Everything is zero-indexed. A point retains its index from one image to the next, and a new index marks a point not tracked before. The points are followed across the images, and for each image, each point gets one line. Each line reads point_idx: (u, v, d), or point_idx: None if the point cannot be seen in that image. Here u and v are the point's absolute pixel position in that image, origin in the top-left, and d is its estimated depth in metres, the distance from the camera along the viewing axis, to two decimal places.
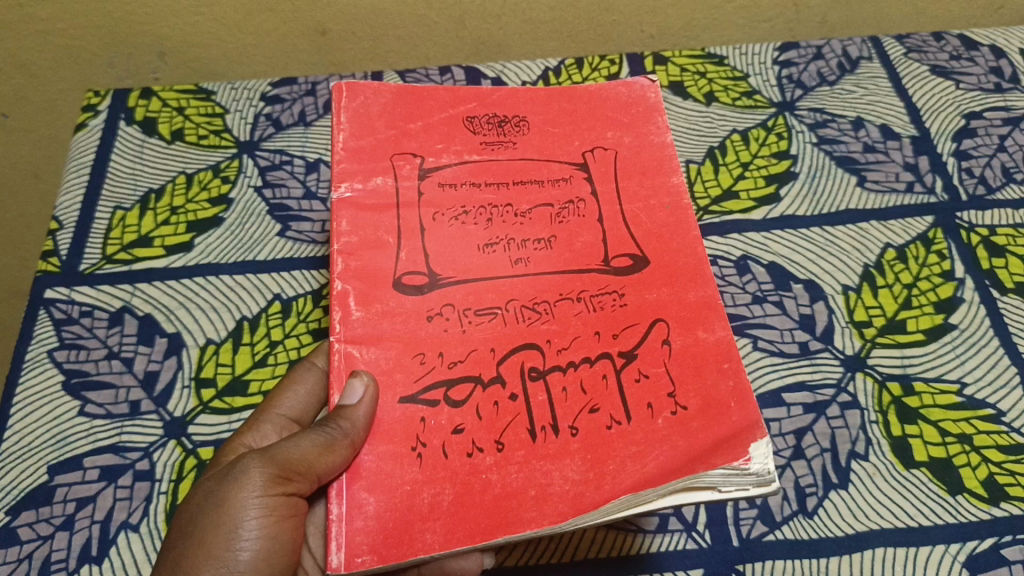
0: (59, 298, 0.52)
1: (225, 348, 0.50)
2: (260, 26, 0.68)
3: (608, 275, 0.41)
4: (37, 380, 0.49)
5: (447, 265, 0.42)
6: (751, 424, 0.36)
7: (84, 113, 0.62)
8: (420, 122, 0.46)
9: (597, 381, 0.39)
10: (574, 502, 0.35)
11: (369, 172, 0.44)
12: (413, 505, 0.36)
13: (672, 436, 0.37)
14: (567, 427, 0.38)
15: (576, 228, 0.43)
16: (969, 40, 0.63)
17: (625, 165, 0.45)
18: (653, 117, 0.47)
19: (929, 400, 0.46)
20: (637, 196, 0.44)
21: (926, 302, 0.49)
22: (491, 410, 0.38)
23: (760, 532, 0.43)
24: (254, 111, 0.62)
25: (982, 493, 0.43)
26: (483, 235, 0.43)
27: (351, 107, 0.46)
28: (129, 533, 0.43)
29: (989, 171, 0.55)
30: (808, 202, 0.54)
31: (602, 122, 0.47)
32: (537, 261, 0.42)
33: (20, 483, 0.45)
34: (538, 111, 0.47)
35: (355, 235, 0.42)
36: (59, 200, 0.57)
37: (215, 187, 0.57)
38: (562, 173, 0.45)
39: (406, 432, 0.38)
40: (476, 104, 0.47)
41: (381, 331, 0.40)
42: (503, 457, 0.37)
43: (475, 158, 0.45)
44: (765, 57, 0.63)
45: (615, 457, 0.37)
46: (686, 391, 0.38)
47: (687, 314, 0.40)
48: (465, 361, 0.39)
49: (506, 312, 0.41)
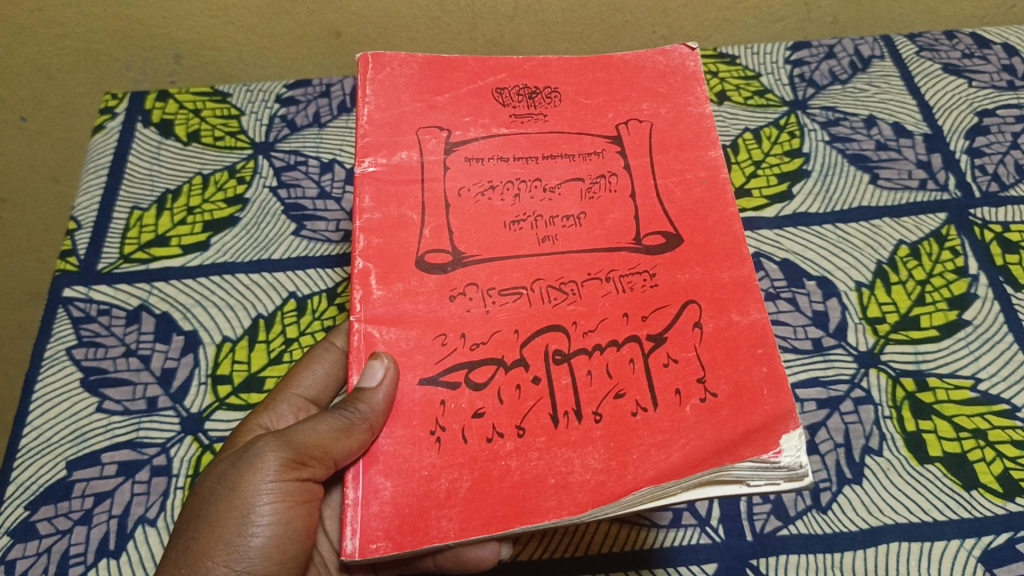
0: (77, 297, 0.53)
1: (241, 345, 0.50)
2: (276, 28, 0.68)
3: (639, 253, 0.41)
4: (56, 377, 0.49)
5: (472, 242, 0.42)
6: (783, 414, 0.36)
7: (102, 114, 0.63)
8: (448, 94, 0.46)
9: (623, 365, 0.39)
10: (592, 492, 0.36)
11: (393, 146, 0.44)
12: (431, 491, 0.36)
13: (700, 425, 0.37)
14: (590, 412, 0.38)
15: (608, 202, 0.43)
16: (981, 38, 0.63)
17: (661, 137, 0.45)
18: (693, 87, 0.46)
19: (944, 395, 0.46)
20: (673, 170, 0.44)
21: (939, 298, 0.49)
22: (513, 393, 0.38)
23: (774, 527, 0.43)
24: (269, 113, 0.63)
25: (997, 488, 0.43)
26: (510, 212, 0.43)
27: (378, 78, 0.46)
28: (146, 527, 0.44)
29: (1003, 168, 0.55)
30: (821, 200, 0.54)
31: (638, 92, 0.46)
32: (566, 239, 0.42)
33: (39, 478, 0.46)
34: (570, 82, 0.47)
35: (377, 211, 0.43)
36: (77, 201, 0.58)
37: (230, 187, 0.58)
38: (595, 146, 0.45)
39: (426, 415, 0.38)
40: (507, 75, 0.47)
41: (403, 311, 0.40)
42: (524, 443, 0.37)
43: (503, 131, 0.45)
44: (777, 56, 0.64)
45: (639, 444, 0.37)
46: (717, 377, 0.38)
47: (721, 295, 0.40)
48: (487, 342, 0.40)
49: (531, 292, 0.41)
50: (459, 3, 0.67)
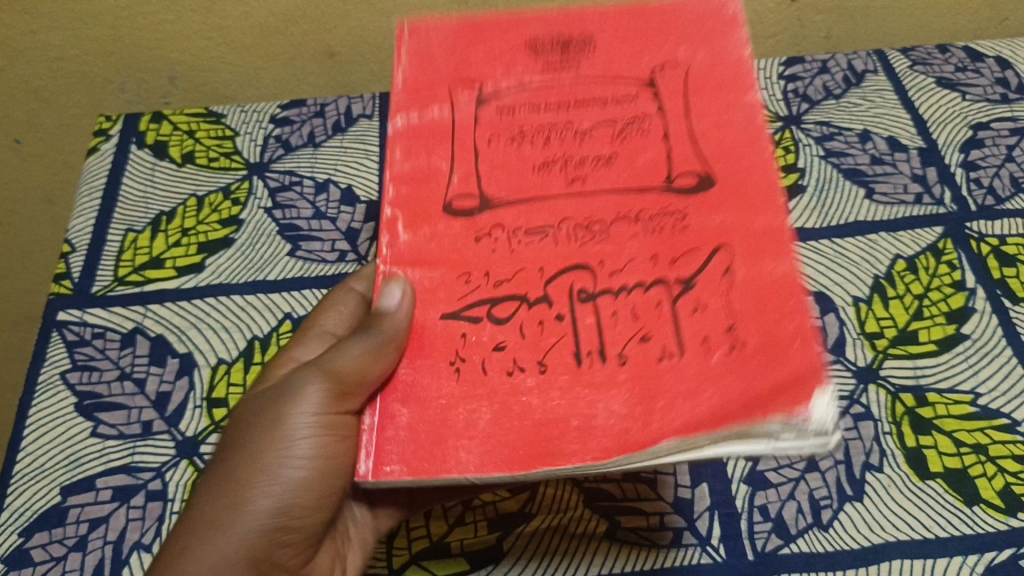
0: (71, 319, 0.52)
1: (236, 367, 0.50)
2: (270, 49, 0.69)
3: (672, 194, 0.39)
4: (50, 402, 0.49)
5: (501, 186, 0.40)
6: (814, 371, 0.32)
7: (97, 136, 0.63)
8: (483, 52, 0.44)
9: (651, 307, 0.36)
10: (615, 437, 0.34)
11: (428, 102, 0.43)
12: (449, 421, 0.36)
13: (727, 376, 0.34)
14: (615, 355, 0.36)
15: (638, 144, 0.40)
16: (975, 52, 0.64)
17: (699, 79, 0.41)
18: (734, 28, 0.42)
19: (943, 410, 0.46)
20: (707, 112, 0.40)
21: (937, 312, 0.49)
22: (537, 329, 0.37)
23: (776, 546, 0.42)
24: (264, 133, 0.63)
25: (999, 503, 0.42)
26: (540, 155, 0.41)
27: (414, 40, 0.44)
28: (141, 554, 0.43)
29: (998, 181, 0.55)
30: (817, 215, 0.54)
31: (675, 37, 0.43)
32: (596, 180, 0.40)
33: (33, 504, 0.45)
34: (604, 28, 0.43)
35: (410, 164, 0.41)
36: (71, 223, 0.58)
37: (225, 209, 0.58)
38: (628, 90, 0.42)
39: (448, 346, 0.38)
40: (542, 23, 0.44)
41: (428, 253, 0.39)
42: (546, 380, 0.36)
43: (537, 79, 0.42)
44: (771, 72, 0.64)
45: (663, 391, 0.34)
46: (748, 328, 0.35)
47: (754, 239, 0.36)
48: (512, 279, 0.38)
49: (559, 231, 0.39)
50: None
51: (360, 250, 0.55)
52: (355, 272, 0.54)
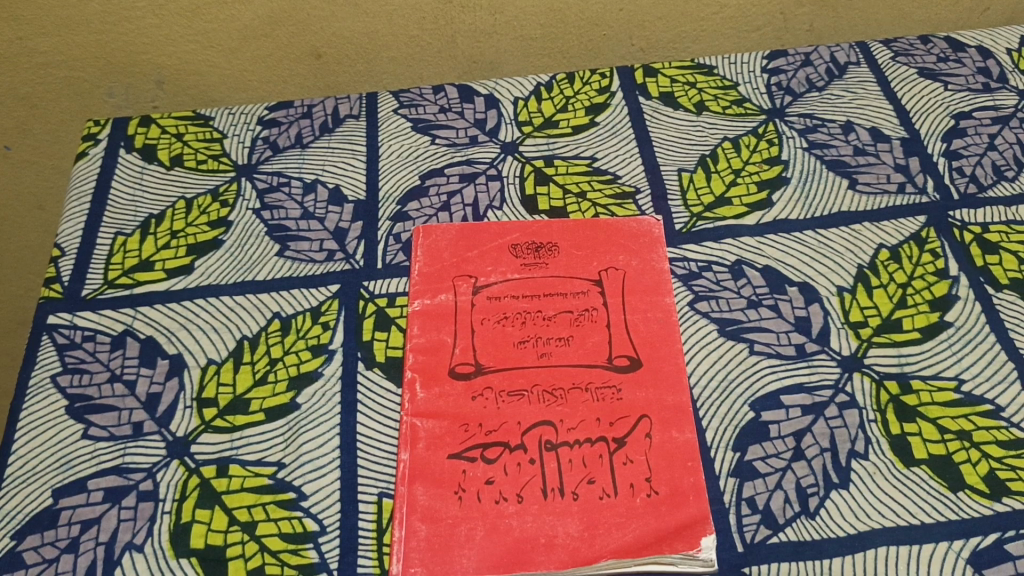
0: (62, 323, 0.53)
1: (225, 367, 0.50)
2: (256, 52, 0.69)
3: (612, 371, 0.47)
4: (41, 406, 0.49)
5: (490, 357, 0.48)
6: (703, 517, 0.42)
7: (86, 141, 0.63)
8: (476, 251, 0.54)
9: (595, 458, 0.44)
10: (573, 552, 0.41)
11: (435, 291, 0.52)
12: (453, 534, 0.42)
13: (645, 513, 0.42)
14: (570, 491, 0.43)
15: (588, 329, 0.49)
16: (956, 42, 0.64)
17: (633, 282, 0.51)
18: (658, 247, 0.53)
19: (927, 397, 0.46)
20: (638, 309, 0.50)
21: (921, 301, 0.50)
22: (515, 468, 0.44)
23: (764, 536, 0.42)
24: (252, 135, 0.63)
25: (982, 489, 0.43)
26: (518, 334, 0.49)
27: (426, 243, 0.54)
28: (133, 553, 0.43)
29: (981, 169, 0.56)
30: (801, 207, 0.55)
31: (616, 248, 0.53)
32: (558, 354, 0.48)
33: (25, 507, 0.45)
34: (565, 238, 0.54)
35: (424, 337, 0.50)
36: (60, 227, 0.58)
37: (214, 211, 0.58)
38: (582, 287, 0.51)
39: (450, 478, 0.44)
40: (520, 234, 0.54)
41: (438, 407, 0.47)
42: (523, 506, 0.43)
43: (517, 276, 0.52)
44: (754, 65, 0.64)
45: (605, 520, 0.42)
46: (660, 479, 0.43)
47: (667, 415, 0.46)
48: (498, 429, 0.45)
49: (531, 394, 0.47)
50: (438, 22, 0.68)
51: (349, 248, 0.55)
52: (343, 270, 0.54)
